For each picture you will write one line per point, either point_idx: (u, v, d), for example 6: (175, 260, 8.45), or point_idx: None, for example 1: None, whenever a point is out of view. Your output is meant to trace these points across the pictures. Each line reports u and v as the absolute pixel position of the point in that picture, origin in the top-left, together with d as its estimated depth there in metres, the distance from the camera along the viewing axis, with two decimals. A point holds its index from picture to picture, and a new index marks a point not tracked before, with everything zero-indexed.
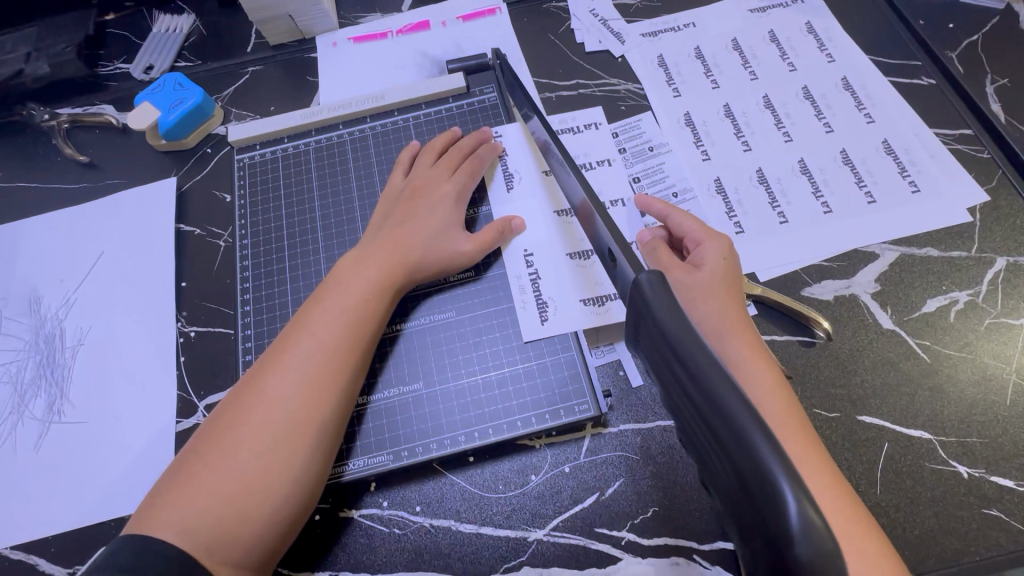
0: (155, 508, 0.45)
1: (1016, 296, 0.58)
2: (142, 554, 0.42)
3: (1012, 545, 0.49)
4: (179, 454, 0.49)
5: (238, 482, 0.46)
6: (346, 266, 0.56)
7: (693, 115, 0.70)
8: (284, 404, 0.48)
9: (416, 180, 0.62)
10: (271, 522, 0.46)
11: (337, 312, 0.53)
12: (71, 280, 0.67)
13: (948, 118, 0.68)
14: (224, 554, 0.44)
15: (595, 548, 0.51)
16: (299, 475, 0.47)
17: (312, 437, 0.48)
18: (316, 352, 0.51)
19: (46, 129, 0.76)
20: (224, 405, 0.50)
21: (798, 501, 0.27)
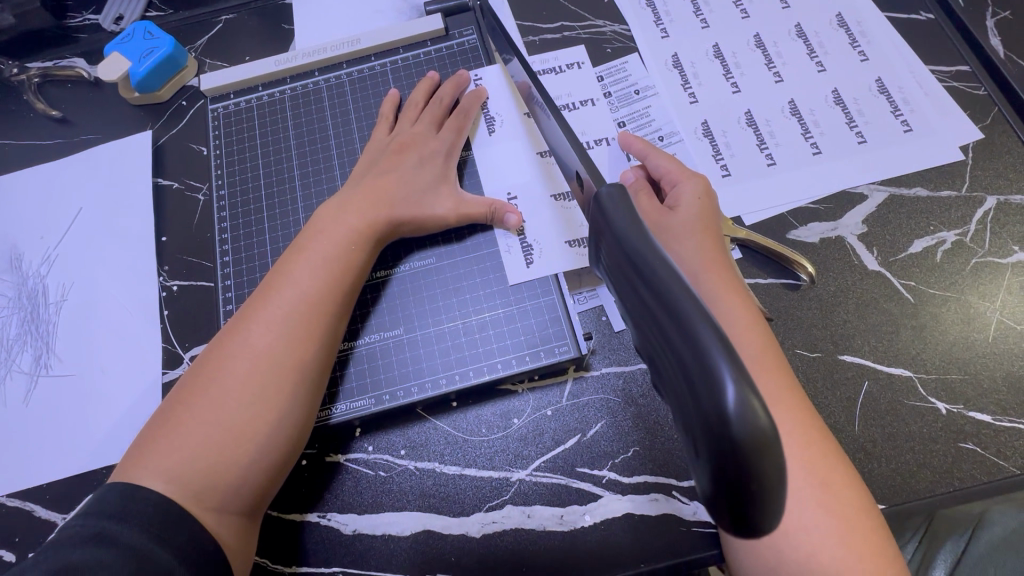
0: (140, 458, 0.45)
1: (1004, 235, 0.57)
2: (128, 501, 0.42)
3: (986, 477, 0.49)
4: (161, 406, 0.48)
5: (223, 431, 0.46)
6: (325, 217, 0.55)
7: (681, 56, 0.67)
8: (269, 354, 0.48)
9: (400, 134, 0.61)
10: (258, 468, 0.46)
11: (318, 262, 0.52)
12: (51, 236, 0.67)
13: (946, 55, 0.65)
14: (212, 500, 0.45)
15: (577, 486, 0.52)
16: (284, 422, 0.47)
17: (296, 385, 0.48)
18: (298, 303, 0.50)
19: (16, 84, 0.73)
20: (206, 356, 0.49)
21: (739, 390, 0.25)
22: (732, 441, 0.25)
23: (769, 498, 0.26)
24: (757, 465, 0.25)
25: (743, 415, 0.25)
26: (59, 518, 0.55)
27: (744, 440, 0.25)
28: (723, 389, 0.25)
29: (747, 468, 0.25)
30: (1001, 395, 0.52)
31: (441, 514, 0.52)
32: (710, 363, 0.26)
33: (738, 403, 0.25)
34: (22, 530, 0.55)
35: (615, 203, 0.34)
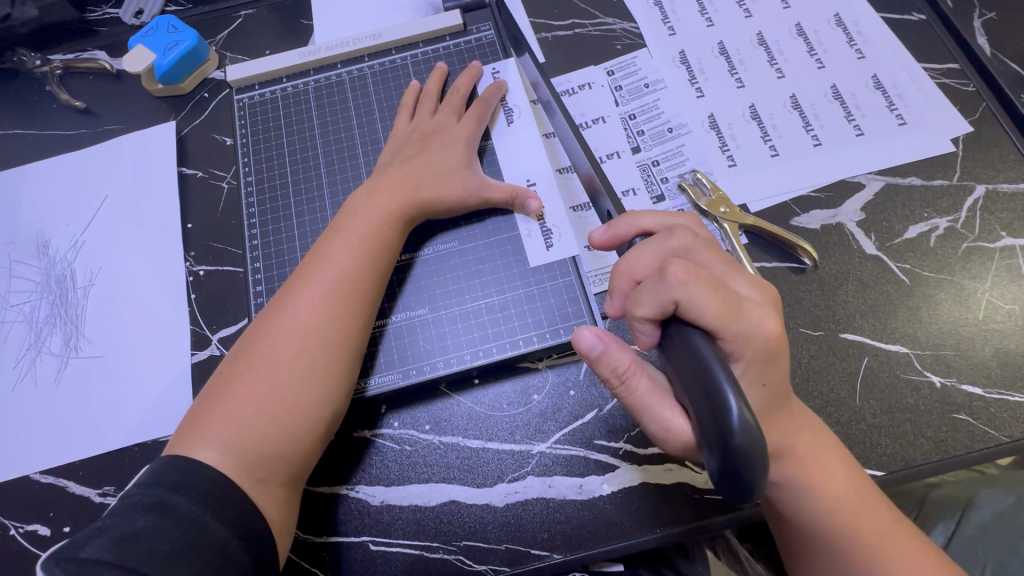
0: (193, 432, 0.47)
1: (993, 220, 0.61)
2: (184, 474, 0.44)
3: (979, 444, 0.53)
4: (210, 382, 0.51)
5: (276, 404, 0.48)
6: (359, 200, 0.57)
7: (688, 53, 0.71)
8: (316, 330, 0.51)
9: (422, 123, 0.63)
10: (307, 439, 0.49)
11: (355, 242, 0.54)
12: (78, 223, 0.68)
13: (937, 53, 0.69)
14: (262, 472, 0.47)
15: (595, 458, 0.54)
16: (329, 395, 0.50)
17: (341, 360, 0.51)
18: (341, 281, 0.52)
19: (39, 76, 0.75)
20: (252, 334, 0.52)
21: (739, 408, 0.34)
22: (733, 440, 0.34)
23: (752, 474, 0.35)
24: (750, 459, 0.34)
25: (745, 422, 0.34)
26: (92, 493, 0.57)
27: (742, 442, 0.34)
28: (727, 406, 0.35)
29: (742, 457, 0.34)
30: (991, 368, 0.55)
31: (466, 485, 0.54)
32: (720, 384, 0.35)
33: (738, 414, 0.34)
34: (55, 505, 0.57)
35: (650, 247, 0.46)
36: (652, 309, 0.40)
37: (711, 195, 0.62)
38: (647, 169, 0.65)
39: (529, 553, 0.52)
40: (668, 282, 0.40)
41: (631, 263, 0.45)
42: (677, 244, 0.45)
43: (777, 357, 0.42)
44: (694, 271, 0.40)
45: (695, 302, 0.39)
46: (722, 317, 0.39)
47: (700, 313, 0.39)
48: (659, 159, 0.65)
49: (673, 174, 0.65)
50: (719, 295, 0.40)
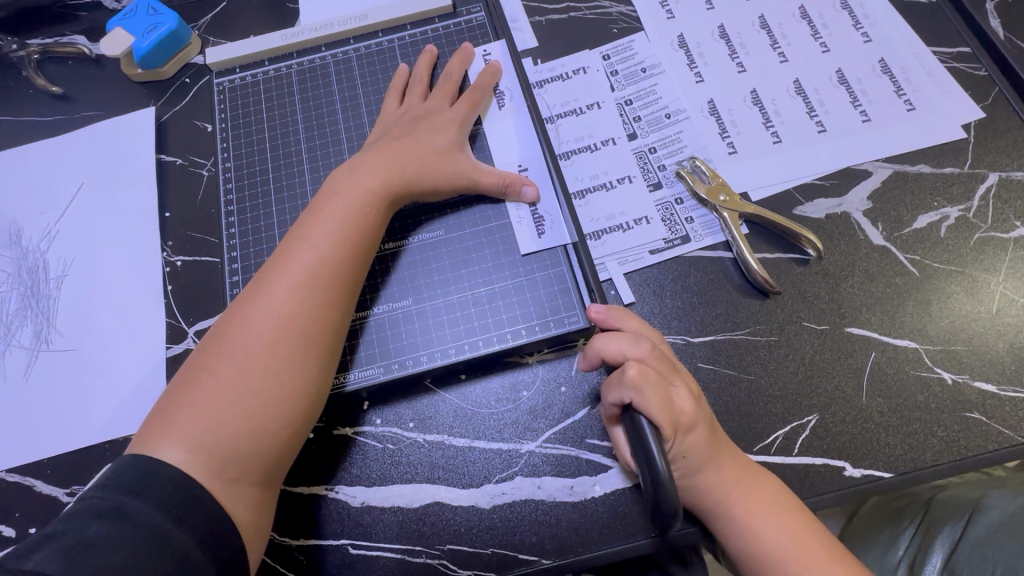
0: (158, 430, 0.45)
1: (1007, 210, 0.58)
2: (145, 476, 0.41)
3: (993, 445, 0.50)
4: (179, 374, 0.48)
5: (248, 400, 0.46)
6: (337, 184, 0.54)
7: (687, 37, 0.68)
8: (292, 319, 0.48)
9: (411, 108, 0.61)
10: (282, 436, 0.47)
11: (333, 228, 0.51)
12: (52, 212, 0.66)
13: (947, 36, 0.66)
14: (233, 471, 0.44)
15: (586, 458, 0.52)
16: (304, 389, 0.47)
17: (318, 352, 0.48)
18: (319, 268, 0.50)
19: (16, 61, 0.72)
20: (223, 325, 0.49)
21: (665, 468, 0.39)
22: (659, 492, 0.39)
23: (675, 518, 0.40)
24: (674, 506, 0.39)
25: (668, 482, 0.39)
26: (60, 493, 0.54)
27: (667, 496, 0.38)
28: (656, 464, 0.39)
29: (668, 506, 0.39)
30: (1005, 365, 0.52)
31: (450, 486, 0.52)
32: (652, 451, 0.40)
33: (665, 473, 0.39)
34: (22, 505, 0.54)
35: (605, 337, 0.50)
36: (614, 398, 0.46)
37: (710, 182, 0.59)
38: (643, 157, 0.62)
39: (516, 558, 0.49)
40: (626, 381, 0.45)
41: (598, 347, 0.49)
42: (636, 351, 0.48)
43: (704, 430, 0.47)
44: (646, 373, 0.45)
45: (644, 400, 0.44)
46: (658, 406, 0.44)
47: (646, 406, 0.43)
48: (656, 146, 0.63)
49: (670, 162, 0.62)
50: (663, 391, 0.45)
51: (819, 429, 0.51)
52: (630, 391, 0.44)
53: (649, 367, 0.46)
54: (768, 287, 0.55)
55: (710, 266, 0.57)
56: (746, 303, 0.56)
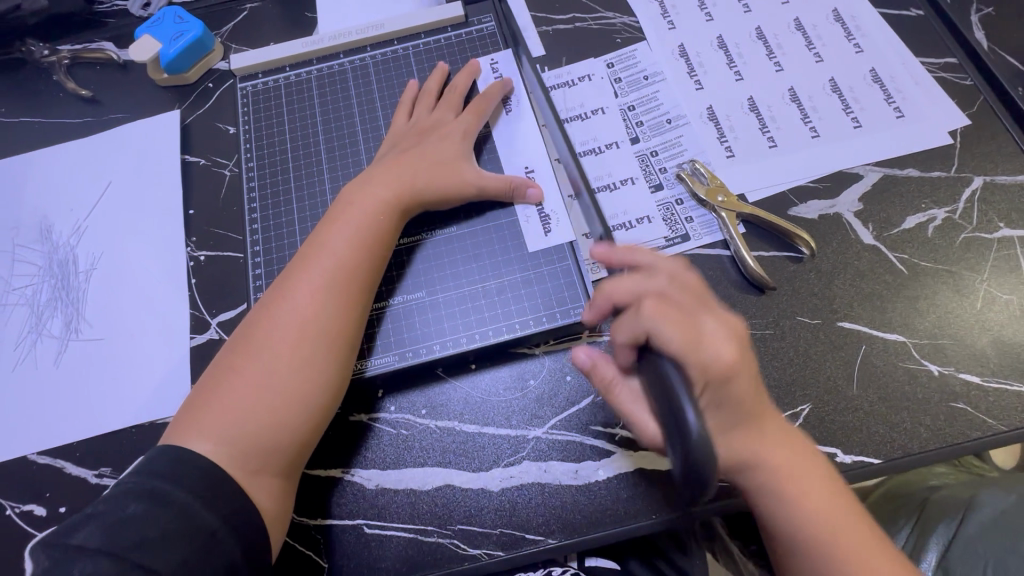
0: (188, 424, 0.48)
1: (991, 212, 0.61)
2: (177, 463, 0.45)
3: (977, 433, 0.53)
4: (206, 374, 0.51)
5: (273, 395, 0.48)
6: (353, 193, 0.58)
7: (687, 46, 0.71)
8: (314, 319, 0.51)
9: (420, 118, 0.64)
10: (304, 429, 0.49)
11: (351, 234, 0.55)
12: (81, 208, 0.69)
13: (934, 47, 0.69)
14: (258, 462, 0.47)
15: (591, 443, 0.54)
16: (325, 385, 0.50)
17: (338, 351, 0.51)
18: (338, 271, 0.53)
19: (47, 65, 0.76)
20: (248, 327, 0.52)
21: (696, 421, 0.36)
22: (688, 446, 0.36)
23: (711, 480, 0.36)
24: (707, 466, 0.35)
25: (700, 436, 0.36)
26: (88, 474, 0.57)
27: (699, 453, 0.35)
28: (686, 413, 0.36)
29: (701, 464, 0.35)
30: (989, 358, 0.55)
31: (461, 469, 0.54)
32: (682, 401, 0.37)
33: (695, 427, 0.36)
34: (53, 486, 0.57)
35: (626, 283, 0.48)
36: (630, 336, 0.45)
37: (709, 184, 0.62)
38: (645, 160, 0.65)
39: (524, 538, 0.52)
40: (644, 314, 0.45)
41: (614, 291, 0.48)
42: (654, 286, 0.48)
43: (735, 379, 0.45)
44: (664, 309, 0.45)
45: (664, 333, 0.43)
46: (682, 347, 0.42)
47: (666, 340, 0.43)
48: (658, 149, 0.66)
49: (671, 164, 0.65)
50: (686, 329, 0.44)
51: (812, 418, 0.54)
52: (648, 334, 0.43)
53: (670, 304, 0.46)
54: (764, 283, 0.58)
55: (709, 263, 0.60)
56: (743, 298, 0.59)
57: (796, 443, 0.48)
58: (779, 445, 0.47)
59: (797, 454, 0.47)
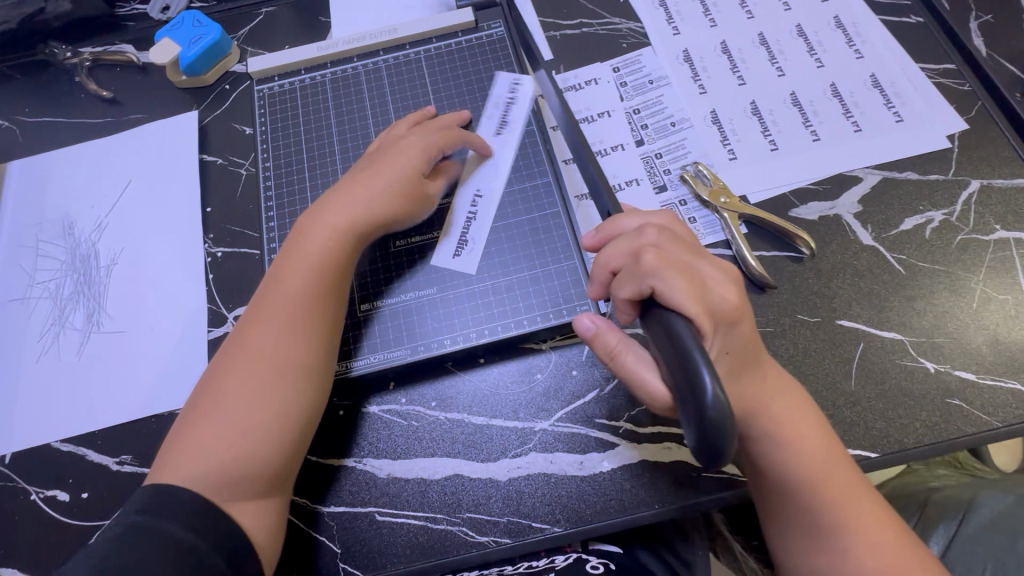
0: (165, 464, 0.49)
1: (987, 214, 0.62)
2: (156, 499, 0.47)
3: (971, 428, 0.54)
4: (179, 417, 0.53)
5: (244, 430, 0.50)
6: (306, 223, 0.58)
7: (691, 51, 0.73)
8: (268, 353, 0.52)
9: (381, 142, 0.64)
10: (278, 456, 0.51)
11: (309, 264, 0.55)
12: (102, 206, 0.71)
13: (933, 53, 0.71)
14: (234, 492, 0.48)
15: (595, 435, 0.56)
16: (294, 415, 0.51)
17: (303, 380, 0.52)
18: (288, 303, 0.54)
19: (70, 67, 0.78)
20: (218, 364, 0.53)
21: (714, 385, 0.34)
22: (704, 413, 0.34)
23: (727, 442, 0.34)
24: (724, 429, 0.34)
25: (717, 398, 0.34)
26: (110, 462, 0.59)
27: (716, 415, 0.34)
28: (701, 378, 0.34)
29: (715, 426, 0.34)
30: (984, 356, 0.57)
31: (469, 460, 0.56)
32: (696, 363, 0.35)
33: (713, 390, 0.34)
34: (75, 473, 0.59)
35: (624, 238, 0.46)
36: (632, 292, 0.42)
37: (712, 185, 0.64)
38: (650, 161, 0.67)
39: (529, 526, 0.54)
40: (645, 270, 0.42)
41: (607, 256, 0.46)
42: (647, 240, 0.45)
43: (739, 325, 0.45)
44: (665, 260, 0.43)
45: (668, 287, 0.41)
46: (691, 298, 0.40)
47: (670, 294, 0.40)
48: (662, 152, 0.68)
49: (675, 166, 0.67)
50: (689, 279, 0.42)
51: None
52: (653, 284, 0.41)
53: (669, 255, 0.44)
54: (765, 281, 0.59)
55: None
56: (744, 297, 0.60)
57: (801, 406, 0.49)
58: (788, 407, 0.49)
59: (803, 417, 0.49)
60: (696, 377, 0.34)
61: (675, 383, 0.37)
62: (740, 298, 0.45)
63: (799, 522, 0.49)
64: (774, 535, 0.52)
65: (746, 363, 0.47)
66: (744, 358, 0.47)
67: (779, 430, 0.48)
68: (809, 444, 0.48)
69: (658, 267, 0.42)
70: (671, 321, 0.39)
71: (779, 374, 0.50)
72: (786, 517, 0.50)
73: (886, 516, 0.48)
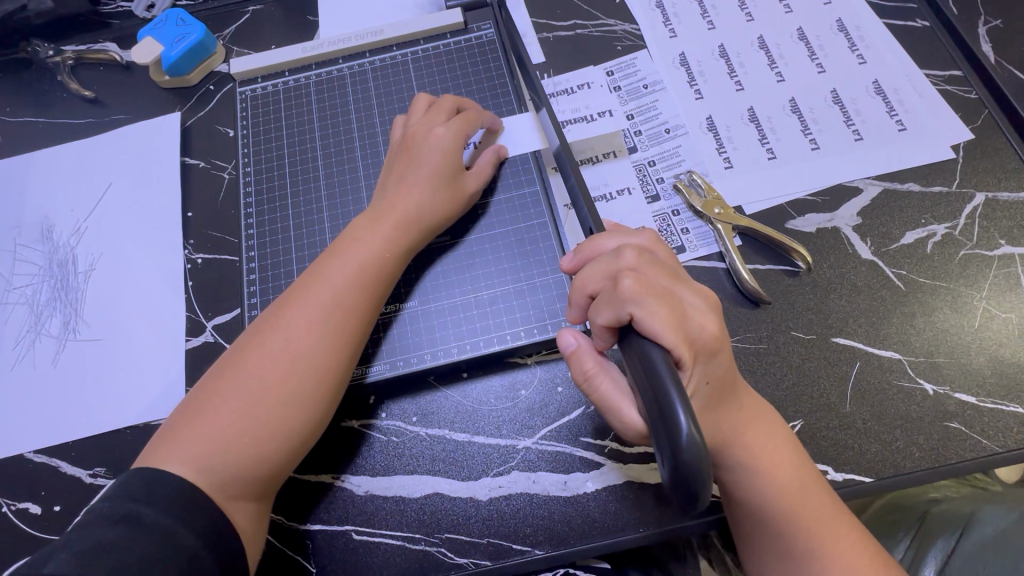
0: (165, 445, 0.47)
1: (992, 228, 0.60)
2: (152, 484, 0.45)
3: (971, 454, 0.52)
4: (193, 390, 0.51)
5: (257, 428, 0.48)
6: (361, 225, 0.56)
7: (688, 55, 0.71)
8: (305, 356, 0.50)
9: (412, 126, 0.60)
10: (283, 461, 0.49)
11: (353, 267, 0.53)
12: (82, 209, 0.70)
13: (939, 59, 0.68)
14: (233, 490, 0.47)
15: (580, 455, 0.54)
16: (309, 424, 0.50)
17: (329, 391, 0.51)
18: (333, 307, 0.52)
19: (52, 65, 0.76)
20: (239, 348, 0.51)
21: (689, 423, 0.33)
22: (677, 450, 0.32)
23: (703, 483, 0.33)
24: (698, 470, 0.33)
25: (692, 436, 0.32)
26: (83, 474, 0.58)
27: (690, 455, 0.32)
28: (675, 413, 0.33)
29: (690, 467, 0.32)
30: (986, 378, 0.54)
31: (450, 478, 0.54)
32: (671, 398, 0.34)
33: (688, 428, 0.32)
34: (48, 484, 0.57)
35: (601, 261, 0.45)
36: (610, 317, 0.41)
37: (706, 196, 0.62)
38: (643, 170, 0.65)
39: (511, 548, 0.52)
40: (623, 295, 0.41)
41: (583, 279, 0.45)
42: (627, 263, 0.44)
43: (719, 355, 0.43)
44: (645, 284, 0.41)
45: (647, 313, 0.39)
46: (670, 327, 0.39)
47: (648, 321, 0.39)
48: (656, 160, 0.66)
49: (668, 175, 0.65)
50: (669, 306, 0.40)
51: (804, 434, 0.53)
52: (630, 311, 0.40)
53: (649, 280, 0.42)
54: (759, 297, 0.57)
55: (704, 275, 0.60)
56: (736, 312, 0.58)
57: (776, 432, 0.48)
58: (758, 433, 0.47)
59: (777, 443, 0.47)
60: (670, 414, 0.33)
61: (650, 417, 0.35)
62: (721, 326, 0.44)
63: (768, 550, 0.48)
64: (749, 561, 0.50)
65: (724, 393, 0.45)
66: (723, 388, 0.44)
67: (751, 458, 0.46)
68: (781, 471, 0.46)
69: (635, 294, 0.40)
70: (646, 350, 0.37)
71: (752, 402, 0.48)
72: (755, 544, 0.48)
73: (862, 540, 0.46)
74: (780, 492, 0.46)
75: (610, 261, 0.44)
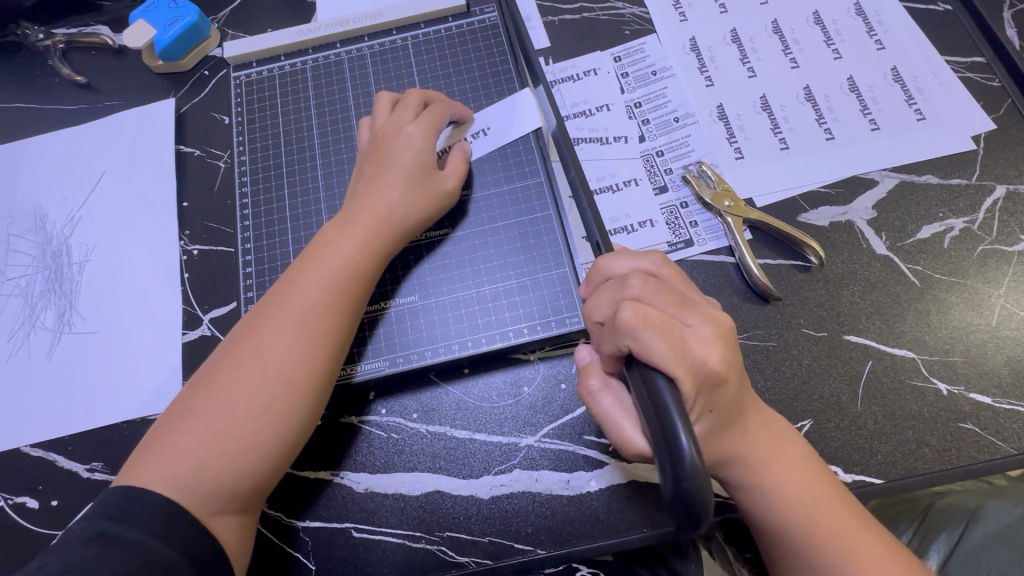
0: (144, 463, 0.46)
1: (1012, 223, 0.58)
2: (131, 501, 0.44)
3: (985, 456, 0.51)
4: (169, 408, 0.50)
5: (237, 441, 0.47)
6: (334, 230, 0.54)
7: (699, 40, 0.68)
8: (280, 365, 0.49)
9: (380, 125, 0.58)
10: (266, 473, 0.48)
11: (328, 272, 0.52)
12: (75, 198, 0.68)
13: (961, 45, 0.66)
14: (217, 505, 0.46)
15: (584, 453, 0.53)
16: (290, 434, 0.49)
17: (309, 399, 0.49)
18: (309, 314, 0.50)
19: (42, 50, 0.74)
20: (215, 362, 0.50)
21: (691, 453, 0.32)
22: (679, 478, 0.32)
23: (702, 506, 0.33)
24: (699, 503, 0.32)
25: (693, 469, 0.32)
26: (80, 468, 0.57)
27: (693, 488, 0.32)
28: (678, 439, 0.33)
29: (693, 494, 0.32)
30: (1001, 377, 0.53)
31: (451, 476, 0.53)
32: (673, 428, 0.33)
33: (689, 457, 0.32)
34: (45, 478, 0.57)
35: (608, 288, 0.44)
36: (612, 348, 0.41)
37: (716, 187, 0.60)
38: (650, 160, 0.63)
39: (512, 547, 0.51)
40: (622, 327, 0.39)
41: (591, 304, 0.45)
42: (632, 291, 0.43)
43: (722, 383, 0.42)
44: (644, 314, 0.40)
45: (645, 345, 0.38)
46: (670, 358, 0.38)
47: (648, 355, 0.38)
48: (664, 149, 0.63)
49: (677, 165, 0.63)
50: (672, 335, 0.39)
51: (813, 434, 0.52)
52: (630, 340, 0.39)
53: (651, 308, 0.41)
54: (769, 293, 0.56)
55: (712, 270, 0.58)
56: (745, 308, 0.57)
57: (788, 445, 0.47)
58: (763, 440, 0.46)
59: (789, 452, 0.47)
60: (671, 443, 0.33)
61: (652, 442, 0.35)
62: (729, 355, 0.42)
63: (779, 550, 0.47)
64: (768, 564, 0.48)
65: (729, 415, 0.44)
66: (729, 411, 0.44)
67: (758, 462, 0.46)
68: (791, 480, 0.46)
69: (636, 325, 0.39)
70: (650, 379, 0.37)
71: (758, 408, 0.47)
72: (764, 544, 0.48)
73: (883, 552, 0.44)
74: (792, 498, 0.45)
75: (616, 289, 0.44)
